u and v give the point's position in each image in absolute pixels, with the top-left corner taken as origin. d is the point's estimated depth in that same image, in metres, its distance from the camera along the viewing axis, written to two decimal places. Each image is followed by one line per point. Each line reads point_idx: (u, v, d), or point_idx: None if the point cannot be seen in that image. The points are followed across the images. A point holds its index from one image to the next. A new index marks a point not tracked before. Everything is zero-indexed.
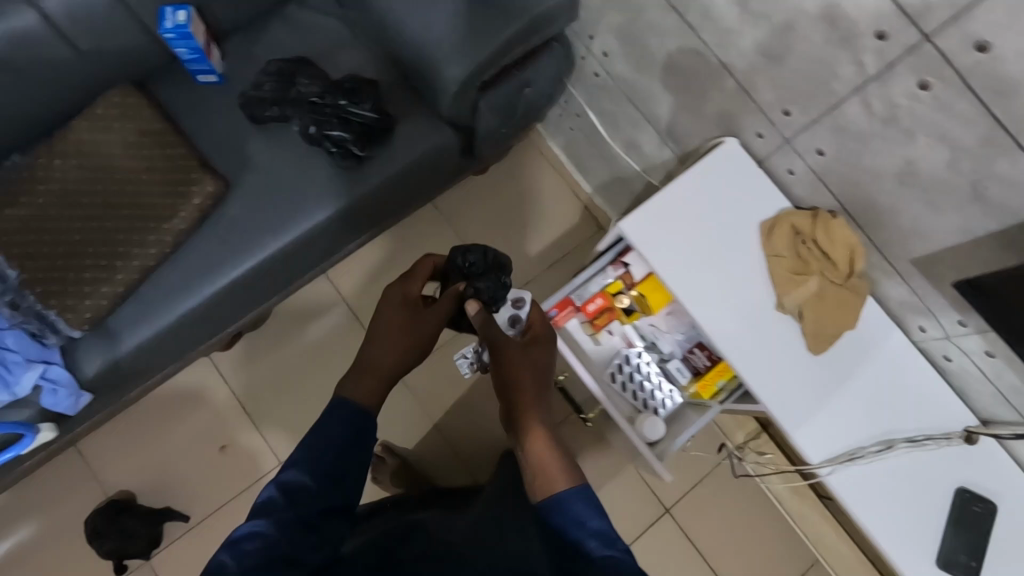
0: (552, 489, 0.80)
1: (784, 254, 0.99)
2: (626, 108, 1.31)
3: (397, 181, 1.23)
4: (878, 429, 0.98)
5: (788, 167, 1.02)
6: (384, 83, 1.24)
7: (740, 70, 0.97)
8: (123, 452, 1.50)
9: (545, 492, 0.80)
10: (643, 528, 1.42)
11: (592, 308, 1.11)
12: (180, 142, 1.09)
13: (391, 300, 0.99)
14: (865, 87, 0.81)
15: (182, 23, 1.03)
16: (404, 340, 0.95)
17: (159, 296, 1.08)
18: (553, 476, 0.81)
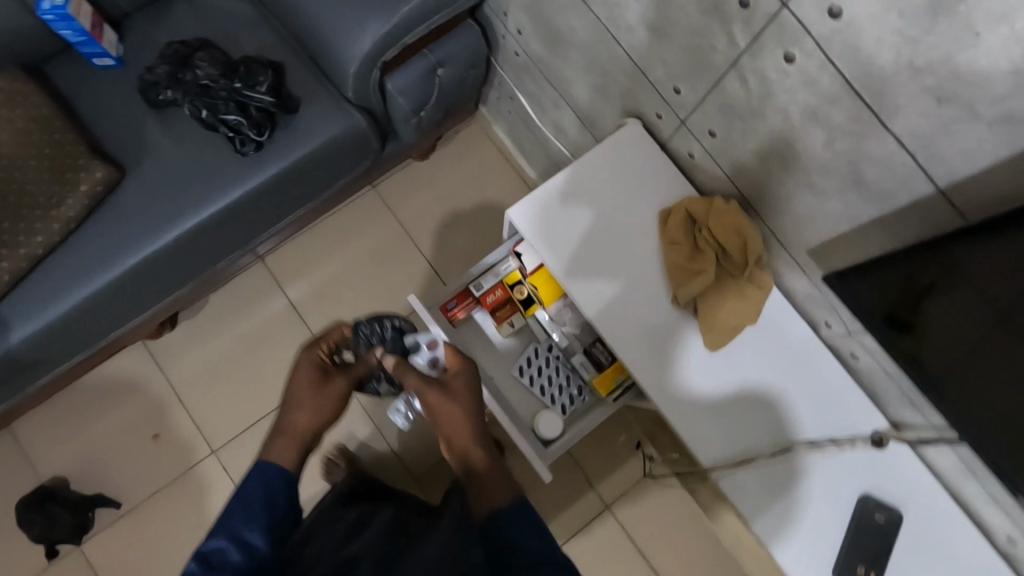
0: (492, 506, 0.73)
1: (679, 242, 0.93)
2: (546, 89, 1.25)
3: (304, 167, 1.20)
4: (777, 431, 0.92)
5: (688, 150, 0.95)
6: (290, 66, 1.20)
7: (630, 46, 0.91)
8: (58, 439, 1.51)
9: (485, 511, 0.72)
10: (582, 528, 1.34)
11: (490, 299, 1.07)
12: (69, 128, 1.08)
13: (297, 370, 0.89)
14: (739, 61, 0.74)
15: (60, 4, 1.03)
16: (314, 405, 0.86)
17: (52, 286, 1.08)
18: (494, 497, 0.74)
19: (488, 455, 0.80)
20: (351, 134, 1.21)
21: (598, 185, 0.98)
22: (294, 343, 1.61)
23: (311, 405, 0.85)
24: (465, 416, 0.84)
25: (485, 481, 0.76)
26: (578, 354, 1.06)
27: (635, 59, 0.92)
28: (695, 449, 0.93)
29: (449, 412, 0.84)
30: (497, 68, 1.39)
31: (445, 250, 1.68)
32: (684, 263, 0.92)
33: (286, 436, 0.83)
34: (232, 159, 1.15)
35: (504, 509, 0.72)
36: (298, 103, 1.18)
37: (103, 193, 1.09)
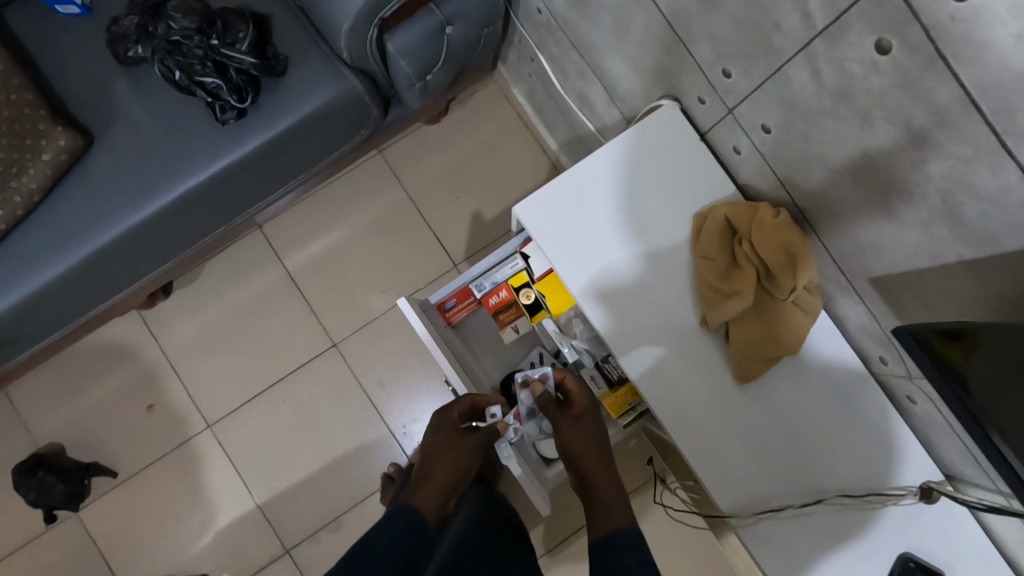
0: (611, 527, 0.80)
1: (713, 256, 0.79)
2: (571, 55, 1.07)
3: (294, 138, 1.07)
4: (810, 478, 0.80)
5: (733, 145, 0.80)
6: (279, 18, 1.05)
7: (672, 13, 0.74)
8: (53, 404, 1.48)
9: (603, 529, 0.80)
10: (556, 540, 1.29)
11: (493, 301, 0.95)
12: (26, 86, 0.95)
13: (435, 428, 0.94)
14: (812, 46, 0.59)
15: None
16: (448, 460, 0.91)
17: (14, 266, 0.98)
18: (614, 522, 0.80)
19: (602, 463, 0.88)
20: (347, 101, 1.07)
21: (618, 180, 0.84)
22: (292, 317, 1.53)
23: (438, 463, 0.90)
24: (587, 434, 0.88)
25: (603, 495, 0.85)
26: (587, 368, 0.94)
27: (678, 31, 0.75)
28: (712, 493, 0.81)
29: (574, 434, 0.88)
30: (517, 25, 1.22)
31: (454, 225, 1.55)
32: (718, 282, 0.78)
33: (427, 484, 0.88)
34: (214, 127, 1.02)
35: (622, 530, 0.78)
36: (286, 63, 1.03)
37: (70, 162, 0.98)
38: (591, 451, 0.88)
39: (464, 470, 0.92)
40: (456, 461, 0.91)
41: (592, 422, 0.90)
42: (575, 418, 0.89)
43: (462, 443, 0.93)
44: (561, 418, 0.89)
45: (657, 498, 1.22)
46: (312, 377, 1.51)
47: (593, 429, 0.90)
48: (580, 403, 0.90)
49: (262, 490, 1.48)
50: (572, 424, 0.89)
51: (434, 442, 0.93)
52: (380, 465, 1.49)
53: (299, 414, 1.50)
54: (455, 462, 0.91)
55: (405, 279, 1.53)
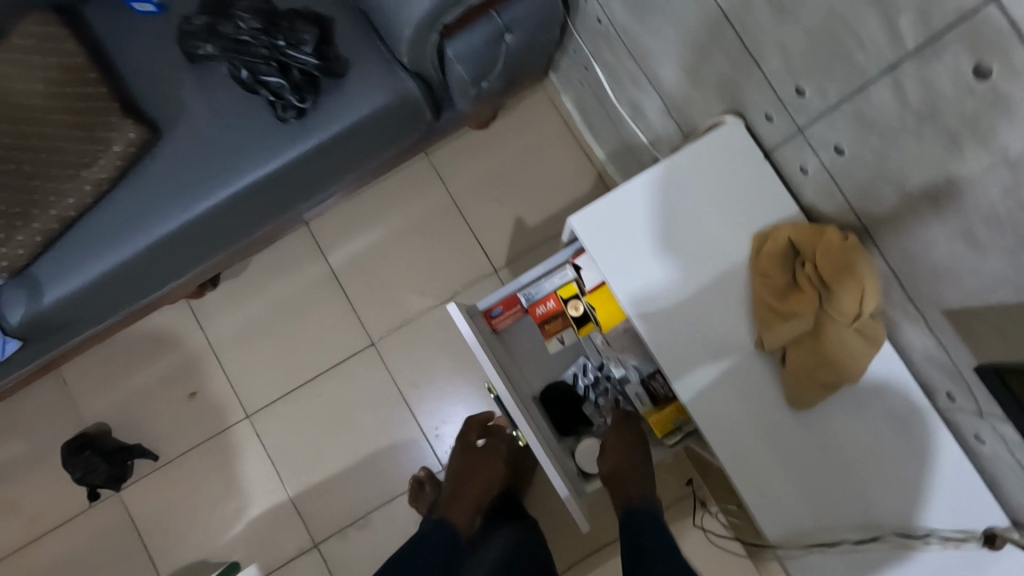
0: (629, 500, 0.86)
1: (773, 276, 0.77)
2: (628, 65, 1.06)
3: (350, 138, 1.09)
4: (864, 514, 0.77)
5: (800, 164, 0.77)
6: (340, 20, 1.06)
7: (743, 27, 0.72)
8: (101, 386, 1.53)
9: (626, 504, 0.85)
10: (581, 556, 1.27)
11: (541, 311, 0.95)
12: (100, 81, 0.99)
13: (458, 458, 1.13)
14: (900, 66, 0.56)
15: None
16: (474, 478, 1.08)
17: (78, 249, 1.02)
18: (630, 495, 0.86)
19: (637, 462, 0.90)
20: (402, 104, 1.09)
21: (676, 195, 0.82)
22: (332, 313, 1.55)
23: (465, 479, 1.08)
24: (629, 443, 0.92)
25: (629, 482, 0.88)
26: (633, 384, 0.92)
27: (749, 45, 0.73)
28: (759, 521, 0.79)
29: (618, 445, 0.92)
30: (574, 34, 1.21)
31: (496, 230, 1.55)
32: (777, 303, 0.76)
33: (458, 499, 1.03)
34: (275, 125, 1.04)
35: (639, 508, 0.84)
36: (346, 65, 1.05)
37: (137, 156, 1.01)
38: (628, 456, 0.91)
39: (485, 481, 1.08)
40: (480, 478, 1.08)
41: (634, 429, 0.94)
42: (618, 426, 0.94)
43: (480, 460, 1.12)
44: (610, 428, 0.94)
45: (695, 518, 1.20)
46: (348, 375, 1.53)
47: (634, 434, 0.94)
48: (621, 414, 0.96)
49: (295, 482, 1.50)
50: (616, 431, 0.94)
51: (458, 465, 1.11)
52: (411, 466, 1.49)
53: (333, 410, 1.52)
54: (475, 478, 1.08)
55: (445, 281, 1.54)
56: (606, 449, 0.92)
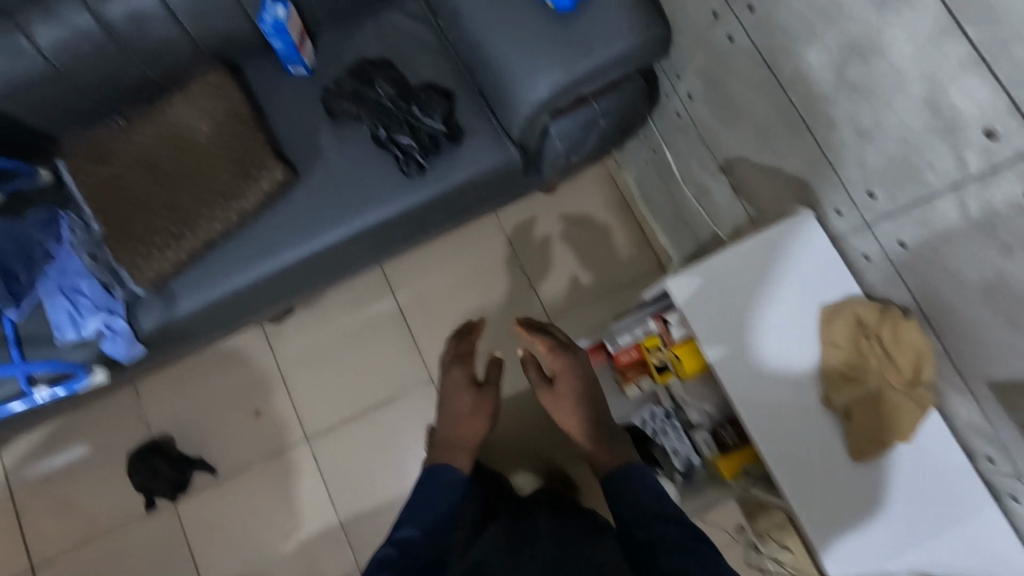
0: (599, 466, 0.90)
1: (840, 345, 0.91)
2: (703, 154, 1.24)
3: (458, 194, 1.24)
4: (915, 559, 0.88)
5: (864, 253, 0.93)
6: (459, 94, 1.24)
7: (825, 140, 0.90)
8: (170, 398, 1.61)
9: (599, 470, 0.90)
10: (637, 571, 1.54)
11: (625, 358, 1.07)
12: (256, 126, 1.15)
13: (451, 393, 1.04)
14: (963, 186, 0.73)
15: (280, 18, 1.09)
16: (473, 423, 1.02)
17: (214, 268, 1.15)
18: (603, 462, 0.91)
19: (582, 411, 0.96)
20: (505, 168, 1.25)
21: (756, 269, 0.98)
22: (396, 347, 1.66)
23: (465, 418, 1.01)
24: (569, 394, 0.97)
25: (589, 441, 0.94)
26: (703, 431, 1.05)
27: (828, 154, 0.90)
28: (821, 555, 0.90)
29: (561, 398, 0.97)
30: (649, 122, 1.40)
31: (553, 284, 1.69)
32: (843, 367, 0.91)
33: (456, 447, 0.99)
34: (397, 178, 1.19)
35: (612, 472, 0.88)
36: (463, 132, 1.22)
37: (278, 192, 1.15)
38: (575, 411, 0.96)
39: (490, 420, 1.03)
40: (478, 423, 1.02)
41: (570, 368, 0.98)
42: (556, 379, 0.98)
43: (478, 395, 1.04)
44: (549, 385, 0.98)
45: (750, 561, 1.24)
46: (405, 406, 1.62)
47: (572, 377, 0.98)
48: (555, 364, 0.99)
49: (346, 507, 1.57)
50: (557, 387, 0.98)
51: (460, 404, 1.03)
52: None
53: (389, 439, 1.61)
54: (481, 416, 1.03)
55: (503, 327, 1.67)
56: (555, 403, 0.97)
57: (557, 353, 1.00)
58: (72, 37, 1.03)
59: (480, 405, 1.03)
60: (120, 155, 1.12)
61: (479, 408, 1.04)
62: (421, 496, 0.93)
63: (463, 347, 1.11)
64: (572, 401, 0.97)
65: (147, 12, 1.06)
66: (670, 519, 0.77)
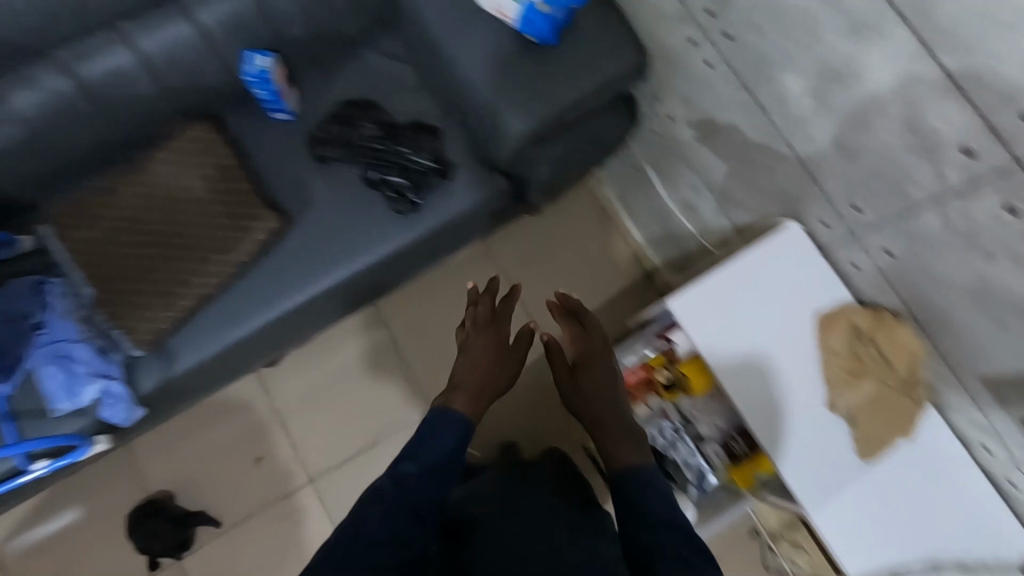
0: (619, 461, 0.86)
1: (838, 351, 0.95)
2: (686, 171, 1.28)
3: (451, 228, 1.25)
4: (926, 551, 0.92)
5: (852, 261, 0.97)
6: (445, 130, 1.26)
7: (808, 158, 0.94)
8: (165, 452, 1.57)
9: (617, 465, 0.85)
10: None
11: (632, 379, 1.10)
12: (245, 179, 1.14)
13: (478, 346, 1.04)
14: (944, 199, 0.77)
15: (264, 69, 1.09)
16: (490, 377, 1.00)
17: (212, 322, 1.13)
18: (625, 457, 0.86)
19: (610, 402, 0.96)
20: (496, 198, 1.27)
21: (754, 282, 1.00)
22: (394, 380, 1.65)
23: (485, 372, 1.00)
24: (605, 381, 0.98)
25: (615, 437, 0.90)
26: (713, 443, 1.07)
27: (812, 172, 0.95)
28: (838, 554, 0.94)
29: (595, 380, 0.98)
30: (630, 141, 1.43)
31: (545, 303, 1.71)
32: (843, 372, 0.95)
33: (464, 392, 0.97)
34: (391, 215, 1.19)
35: (635, 467, 0.84)
36: (452, 168, 1.23)
37: (273, 242, 1.14)
38: (603, 400, 0.96)
39: (508, 377, 1.03)
40: (494, 380, 1.01)
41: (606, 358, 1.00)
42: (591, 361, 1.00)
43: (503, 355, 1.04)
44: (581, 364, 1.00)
45: (768, 565, 1.27)
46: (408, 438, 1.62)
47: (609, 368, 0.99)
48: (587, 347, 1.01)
49: None
50: (592, 370, 0.99)
51: (483, 357, 1.02)
52: None
53: None
54: (495, 373, 1.01)
55: None
56: (586, 387, 0.98)
57: (595, 335, 1.02)
58: (52, 101, 1.02)
59: (504, 365, 1.03)
60: (109, 218, 1.10)
61: (497, 366, 1.02)
62: (429, 436, 0.88)
63: (498, 310, 1.09)
64: (601, 389, 0.97)
65: (127, 69, 1.04)
66: (673, 527, 0.73)
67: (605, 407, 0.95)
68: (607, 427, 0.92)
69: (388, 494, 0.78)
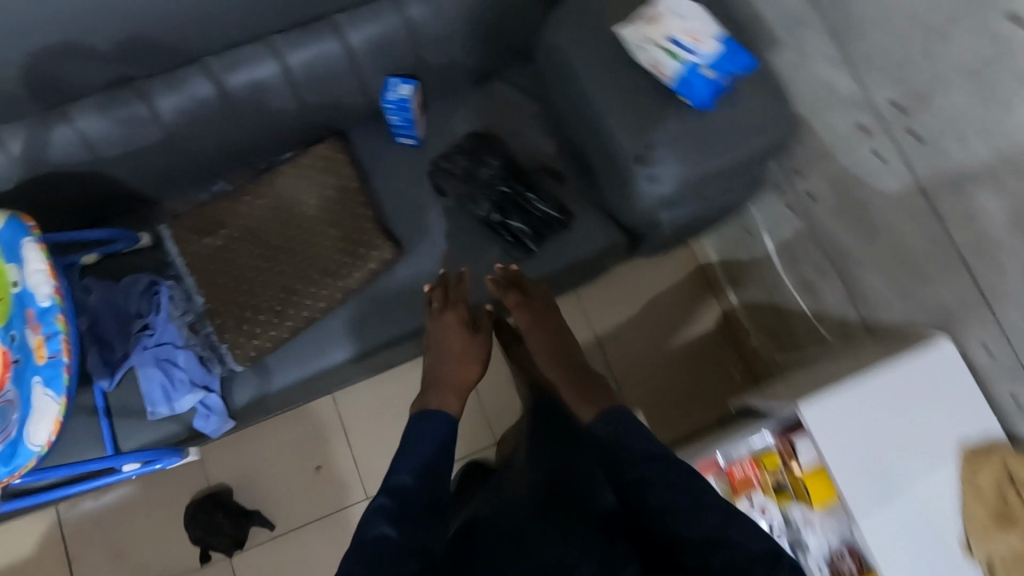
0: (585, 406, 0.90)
1: (985, 495, 0.87)
2: (815, 251, 1.21)
3: (561, 279, 1.20)
4: None
5: (1014, 394, 0.90)
6: (569, 175, 1.21)
7: (989, 279, 0.87)
8: (227, 446, 1.57)
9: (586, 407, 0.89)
10: None
11: (739, 474, 1.04)
12: (367, 203, 1.10)
13: (447, 336, 1.02)
14: None
15: (404, 96, 1.06)
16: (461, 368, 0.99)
17: (313, 344, 1.10)
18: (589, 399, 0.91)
19: (569, 362, 0.99)
20: (611, 254, 1.21)
21: (896, 400, 0.93)
22: None
23: (453, 361, 0.99)
24: (558, 343, 1.02)
25: (580, 387, 0.94)
26: (816, 556, 1.00)
27: (990, 294, 0.88)
28: None
29: (547, 345, 1.02)
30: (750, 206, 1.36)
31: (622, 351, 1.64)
32: (989, 518, 0.86)
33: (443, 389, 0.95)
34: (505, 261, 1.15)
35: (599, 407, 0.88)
36: (572, 217, 1.17)
37: (386, 271, 1.10)
38: (562, 359, 1.00)
39: (480, 365, 1.02)
40: (466, 371, 0.99)
41: (554, 320, 1.05)
42: (555, 329, 1.04)
43: (470, 339, 1.03)
44: (532, 326, 1.04)
45: None
46: None
47: (557, 331, 1.04)
48: (535, 306, 1.05)
49: None
50: (550, 334, 1.04)
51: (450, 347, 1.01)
52: None
53: None
54: (468, 361, 1.00)
55: None
56: (545, 351, 1.02)
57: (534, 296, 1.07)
58: (191, 106, 0.98)
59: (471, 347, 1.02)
60: (227, 226, 1.08)
61: (466, 353, 1.01)
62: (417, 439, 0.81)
63: (452, 296, 1.06)
64: (555, 350, 1.01)
65: (268, 83, 1.01)
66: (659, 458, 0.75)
67: (569, 367, 0.98)
68: (577, 381, 0.95)
69: (394, 510, 0.71)
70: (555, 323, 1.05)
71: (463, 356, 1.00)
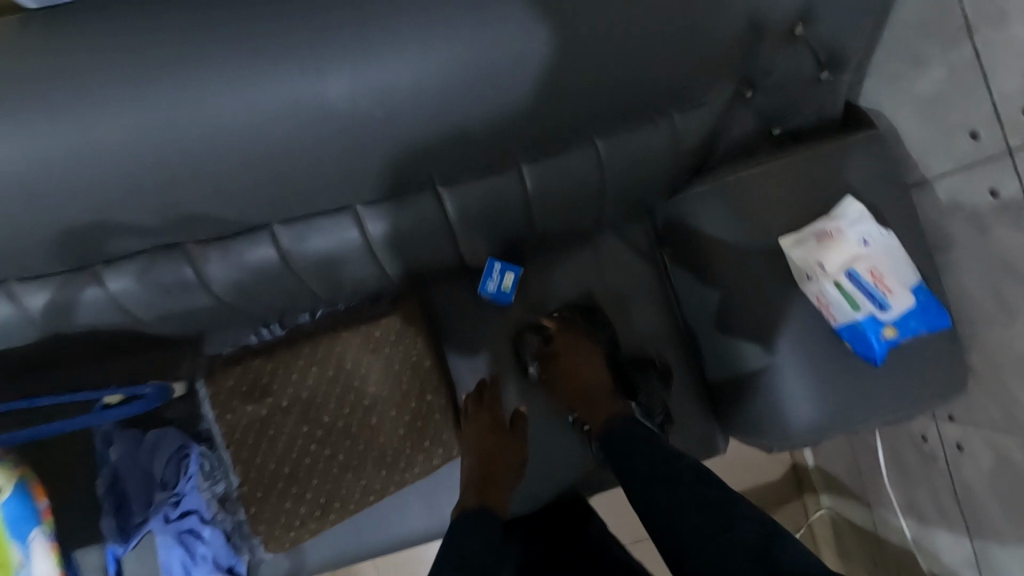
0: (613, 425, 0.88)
1: None
2: (944, 496, 1.02)
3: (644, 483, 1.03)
4: None
5: None
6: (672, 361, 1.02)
7: None
8: None
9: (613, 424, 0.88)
10: None
11: None
12: (442, 388, 0.95)
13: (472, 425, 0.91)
14: None
15: (507, 288, 0.95)
16: (492, 449, 0.88)
17: (356, 527, 0.96)
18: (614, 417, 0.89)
19: (592, 381, 0.93)
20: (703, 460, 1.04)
21: None
22: None
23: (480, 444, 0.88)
24: (585, 365, 0.95)
25: (604, 408, 0.90)
26: None
27: None
28: None
29: (574, 368, 0.95)
30: None
31: None
32: None
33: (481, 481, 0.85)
34: (587, 474, 0.97)
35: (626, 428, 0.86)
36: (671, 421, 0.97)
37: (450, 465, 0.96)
38: (587, 382, 0.93)
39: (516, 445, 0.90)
40: (498, 452, 0.88)
41: (578, 346, 0.96)
42: (576, 352, 0.96)
43: (490, 416, 0.91)
44: (554, 354, 0.95)
45: None
46: None
47: (584, 354, 0.96)
48: (560, 340, 0.96)
49: None
50: (577, 358, 0.95)
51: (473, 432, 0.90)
52: None
53: None
54: (500, 444, 0.89)
55: None
56: (566, 372, 0.95)
57: (557, 333, 0.97)
58: (247, 277, 0.80)
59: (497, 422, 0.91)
60: (274, 394, 0.92)
61: (488, 433, 0.89)
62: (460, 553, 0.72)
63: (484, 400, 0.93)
64: (580, 366, 0.95)
65: (344, 256, 0.82)
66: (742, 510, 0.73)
67: (594, 393, 0.92)
68: (603, 403, 0.91)
69: None
70: (580, 351, 0.96)
71: (493, 442, 0.89)
